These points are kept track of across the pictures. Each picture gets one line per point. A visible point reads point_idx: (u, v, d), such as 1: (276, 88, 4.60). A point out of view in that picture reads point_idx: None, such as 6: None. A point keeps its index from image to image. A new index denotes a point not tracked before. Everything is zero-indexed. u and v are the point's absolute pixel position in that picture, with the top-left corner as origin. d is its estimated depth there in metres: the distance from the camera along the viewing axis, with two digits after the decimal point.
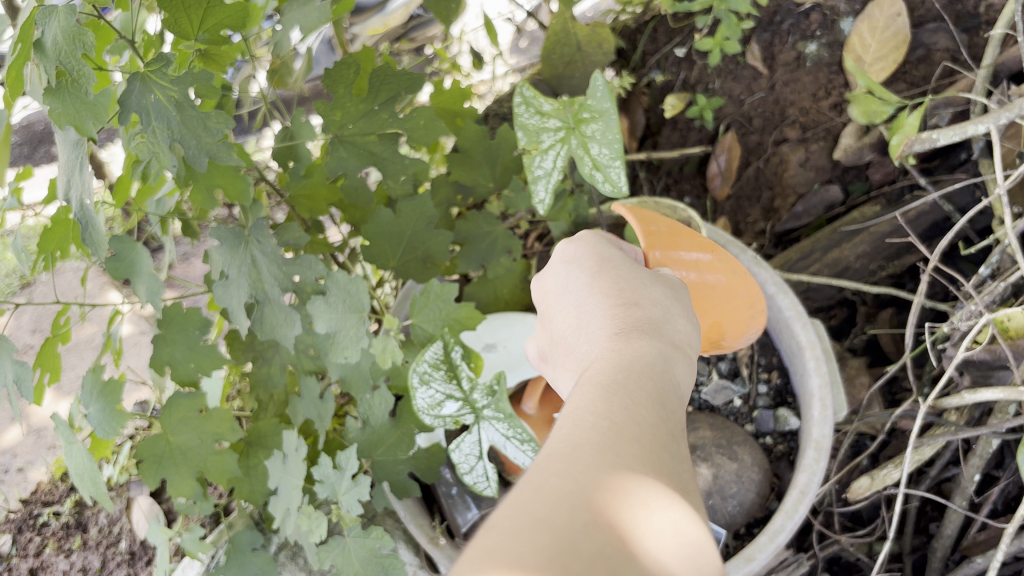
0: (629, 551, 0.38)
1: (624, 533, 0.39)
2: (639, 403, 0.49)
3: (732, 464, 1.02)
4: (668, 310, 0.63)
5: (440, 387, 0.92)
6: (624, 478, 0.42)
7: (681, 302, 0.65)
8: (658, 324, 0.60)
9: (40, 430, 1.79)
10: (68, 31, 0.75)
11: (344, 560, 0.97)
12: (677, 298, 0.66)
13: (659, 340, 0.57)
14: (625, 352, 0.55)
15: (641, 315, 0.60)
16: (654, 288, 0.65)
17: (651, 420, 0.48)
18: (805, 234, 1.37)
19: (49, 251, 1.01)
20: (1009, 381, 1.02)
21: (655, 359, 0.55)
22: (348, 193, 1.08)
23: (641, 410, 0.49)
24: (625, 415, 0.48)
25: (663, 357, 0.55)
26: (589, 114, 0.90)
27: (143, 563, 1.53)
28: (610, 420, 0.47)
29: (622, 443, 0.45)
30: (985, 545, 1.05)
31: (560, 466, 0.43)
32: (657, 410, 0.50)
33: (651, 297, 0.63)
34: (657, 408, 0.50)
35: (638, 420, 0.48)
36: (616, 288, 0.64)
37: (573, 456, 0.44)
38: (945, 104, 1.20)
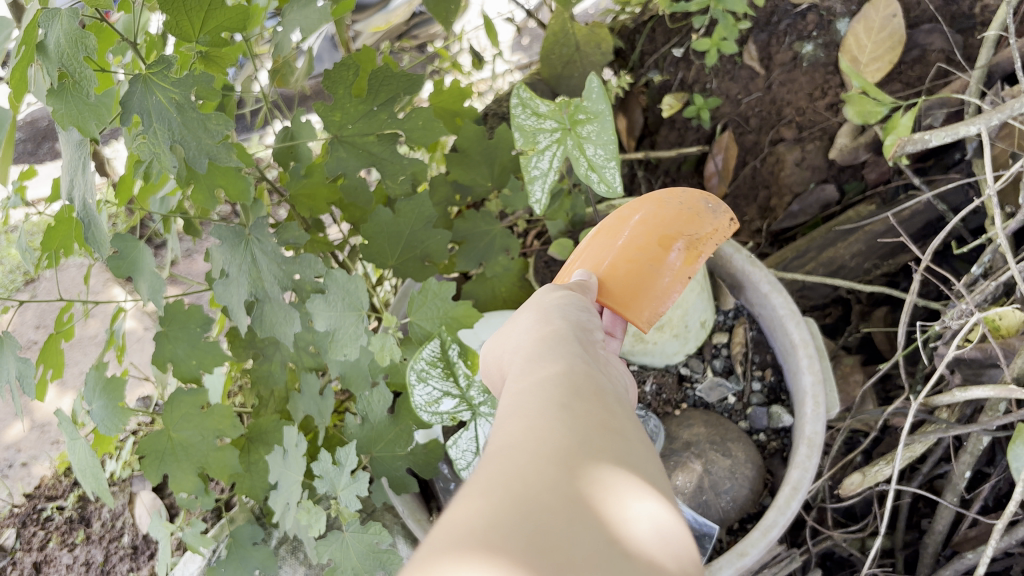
0: (606, 531, 0.35)
1: (600, 510, 0.36)
2: (549, 393, 0.47)
3: (726, 460, 1.04)
4: (572, 323, 0.61)
5: (438, 384, 0.94)
6: (586, 459, 0.40)
7: (577, 310, 0.64)
8: (562, 330, 0.58)
9: (43, 426, 1.81)
10: (71, 34, 0.76)
11: (343, 554, 0.98)
12: (573, 307, 0.64)
13: (564, 344, 0.55)
14: (533, 363, 0.53)
15: (543, 332, 0.58)
16: (550, 311, 0.63)
17: (566, 399, 0.46)
18: (800, 233, 1.40)
19: (52, 249, 1.02)
20: (999, 379, 1.03)
21: (563, 357, 0.53)
22: (348, 193, 1.09)
23: (552, 394, 0.46)
24: (538, 405, 0.45)
25: (567, 354, 0.53)
26: (584, 115, 0.91)
27: (145, 557, 1.54)
28: (521, 416, 0.44)
29: (540, 426, 0.42)
30: (977, 540, 1.08)
31: (519, 453, 0.40)
32: (572, 390, 0.47)
33: (548, 316, 0.61)
34: (567, 390, 0.47)
35: (553, 402, 0.45)
36: (520, 327, 0.62)
37: (530, 443, 0.41)
38: (940, 105, 1.22)
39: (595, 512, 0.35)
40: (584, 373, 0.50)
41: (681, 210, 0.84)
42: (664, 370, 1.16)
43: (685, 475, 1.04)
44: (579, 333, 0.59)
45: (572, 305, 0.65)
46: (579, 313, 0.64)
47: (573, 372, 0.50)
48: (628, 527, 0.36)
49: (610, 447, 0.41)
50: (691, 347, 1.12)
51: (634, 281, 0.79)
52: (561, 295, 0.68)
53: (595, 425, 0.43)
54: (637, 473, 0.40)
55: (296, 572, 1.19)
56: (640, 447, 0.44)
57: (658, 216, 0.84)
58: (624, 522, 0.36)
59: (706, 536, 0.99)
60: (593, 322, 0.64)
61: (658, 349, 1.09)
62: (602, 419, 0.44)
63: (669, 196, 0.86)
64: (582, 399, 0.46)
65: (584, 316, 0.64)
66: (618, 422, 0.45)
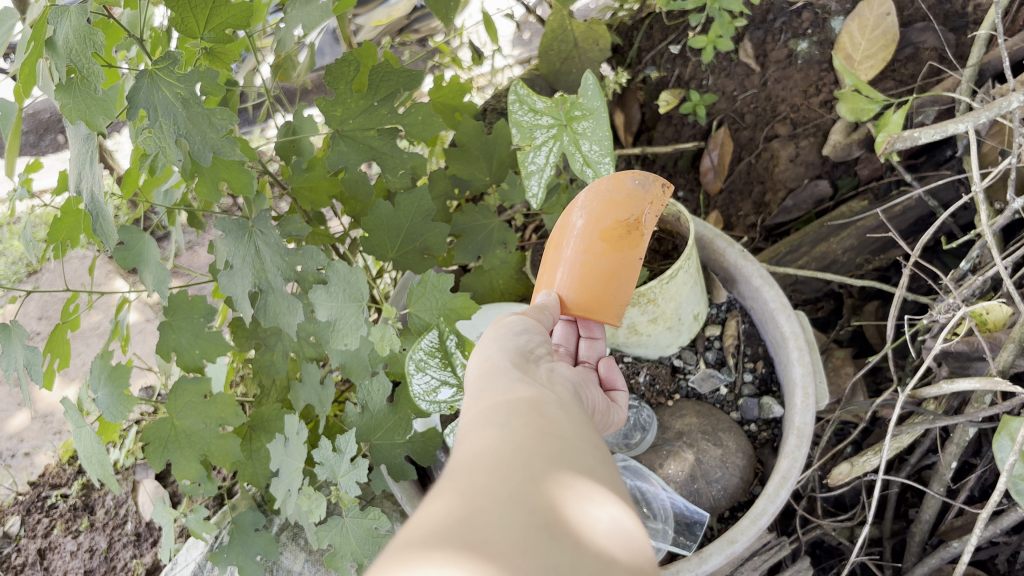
0: (568, 521, 0.38)
1: (559, 506, 0.38)
2: (487, 418, 0.50)
3: (717, 450, 1.07)
4: (510, 352, 0.65)
5: (435, 373, 0.96)
6: (545, 463, 0.42)
7: (514, 338, 0.68)
8: (501, 362, 0.62)
9: (47, 415, 1.84)
10: (80, 30, 0.78)
11: (342, 539, 1.01)
12: (508, 335, 0.68)
13: (501, 374, 0.59)
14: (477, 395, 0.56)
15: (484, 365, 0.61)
16: (492, 343, 0.66)
17: (504, 418, 0.49)
18: (794, 228, 1.43)
19: (60, 241, 1.04)
20: (985, 372, 1.05)
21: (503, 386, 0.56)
22: (349, 186, 1.12)
23: (491, 417, 0.49)
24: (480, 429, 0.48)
25: (504, 382, 0.57)
26: (580, 112, 0.93)
27: (149, 544, 1.56)
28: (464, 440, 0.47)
29: (481, 442, 0.45)
30: (962, 530, 1.10)
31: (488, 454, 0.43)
32: (509, 411, 0.50)
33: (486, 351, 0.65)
34: (503, 412, 0.50)
35: (493, 424, 0.48)
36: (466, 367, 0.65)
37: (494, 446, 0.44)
38: (931, 103, 1.24)
39: (551, 504, 0.38)
40: (519, 395, 0.54)
41: (611, 198, 0.83)
42: (658, 361, 1.18)
43: (676, 464, 1.06)
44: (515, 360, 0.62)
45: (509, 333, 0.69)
46: (518, 339, 0.68)
47: (509, 397, 0.53)
48: (588, 522, 0.38)
49: (546, 446, 0.44)
50: (684, 339, 1.15)
51: (589, 278, 0.81)
52: (507, 321, 0.71)
53: (532, 433, 0.46)
54: (575, 465, 0.43)
55: (296, 558, 1.22)
56: (577, 444, 0.47)
57: (594, 213, 0.82)
58: (574, 508, 0.39)
59: (696, 524, 1.02)
60: (531, 347, 0.68)
61: (652, 341, 1.11)
62: (539, 427, 0.47)
63: (594, 187, 0.84)
64: (518, 415, 0.49)
65: (522, 341, 0.68)
66: (554, 428, 0.48)
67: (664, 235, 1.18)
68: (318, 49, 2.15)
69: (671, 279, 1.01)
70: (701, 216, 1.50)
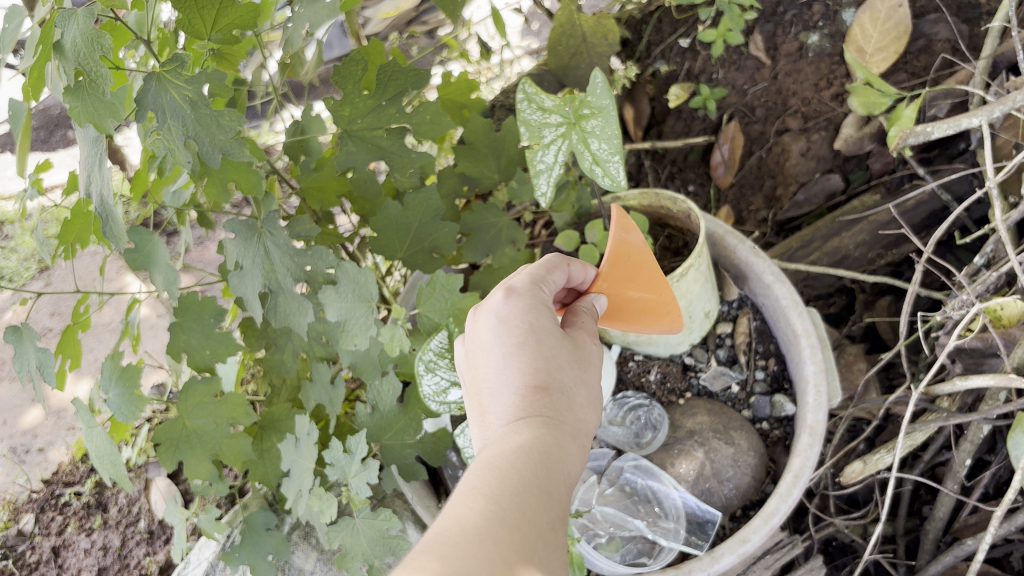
0: None
1: None
2: (504, 478, 0.59)
3: (729, 449, 1.06)
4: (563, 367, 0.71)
5: (445, 375, 0.97)
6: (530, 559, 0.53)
7: (582, 356, 0.73)
8: (548, 386, 0.69)
9: (60, 412, 1.85)
10: (87, 33, 0.78)
11: (354, 539, 1.01)
12: (579, 351, 0.73)
13: (534, 410, 0.67)
14: (507, 433, 0.66)
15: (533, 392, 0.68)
16: (557, 346, 0.72)
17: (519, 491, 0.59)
18: (806, 222, 1.42)
19: (70, 242, 1.04)
20: (1000, 368, 1.04)
21: (538, 436, 0.64)
22: (358, 186, 1.11)
23: (506, 480, 0.59)
24: (495, 492, 0.58)
25: (543, 436, 0.65)
26: (589, 110, 0.92)
27: (162, 542, 1.57)
28: (474, 493, 0.58)
29: (486, 521, 0.55)
30: (977, 528, 1.09)
31: (491, 533, 0.54)
32: (527, 483, 0.60)
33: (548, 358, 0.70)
34: (522, 482, 0.60)
35: (497, 488, 0.59)
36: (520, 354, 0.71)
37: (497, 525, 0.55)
38: (944, 95, 1.22)
39: None
40: (544, 462, 0.62)
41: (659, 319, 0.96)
42: (668, 359, 1.17)
43: (687, 463, 1.06)
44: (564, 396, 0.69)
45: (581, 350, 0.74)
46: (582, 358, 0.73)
47: (536, 458, 0.62)
48: None
49: (531, 548, 0.55)
50: (696, 336, 1.14)
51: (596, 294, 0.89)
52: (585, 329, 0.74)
53: (522, 528, 0.56)
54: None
55: (308, 557, 1.22)
56: (552, 552, 0.57)
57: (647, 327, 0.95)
58: None
59: (708, 523, 1.03)
60: (588, 370, 0.74)
61: (663, 340, 1.11)
62: (531, 523, 0.57)
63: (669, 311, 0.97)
64: (525, 495, 0.59)
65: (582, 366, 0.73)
66: (544, 526, 0.58)
67: (675, 233, 1.18)
68: (327, 43, 2.15)
69: (681, 278, 1.00)
70: (712, 211, 1.49)
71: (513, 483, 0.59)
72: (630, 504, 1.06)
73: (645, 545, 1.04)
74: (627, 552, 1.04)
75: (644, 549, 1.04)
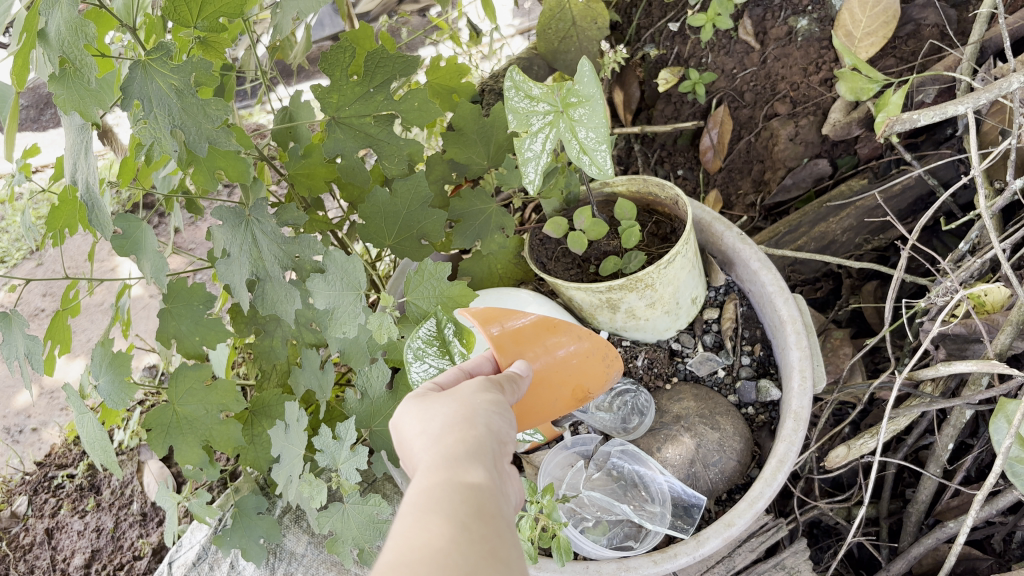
0: None
1: None
2: (452, 507, 0.52)
3: (714, 434, 1.08)
4: (487, 429, 0.65)
5: (434, 363, 0.92)
6: None
7: (502, 414, 0.68)
8: (479, 439, 0.62)
9: (52, 392, 1.90)
10: (71, 22, 0.78)
11: (344, 524, 1.02)
12: (497, 409, 0.68)
13: (471, 453, 0.60)
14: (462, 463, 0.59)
15: (471, 440, 0.62)
16: (491, 409, 0.67)
17: (471, 520, 0.51)
18: (794, 206, 1.43)
19: (57, 229, 1.04)
20: (983, 354, 1.05)
21: (488, 474, 0.58)
22: (346, 175, 1.09)
23: (453, 506, 0.52)
24: (449, 524, 0.50)
25: (483, 469, 0.58)
26: (576, 98, 0.92)
27: (154, 524, 1.58)
28: (423, 523, 0.50)
29: (444, 556, 0.47)
30: (958, 510, 1.11)
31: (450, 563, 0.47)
32: (479, 509, 0.53)
33: (471, 419, 0.65)
34: (472, 508, 0.52)
35: (450, 509, 0.52)
36: (433, 427, 0.65)
37: (456, 553, 0.48)
38: (932, 82, 1.23)
39: None
40: (493, 492, 0.55)
41: (602, 372, 1.02)
42: (656, 345, 1.18)
43: (674, 448, 1.07)
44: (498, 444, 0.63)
45: (482, 405, 0.68)
46: (500, 418, 0.67)
47: (484, 489, 0.55)
48: None
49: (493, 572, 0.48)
50: (682, 322, 1.16)
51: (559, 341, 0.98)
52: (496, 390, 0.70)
53: (486, 558, 0.49)
54: None
55: (299, 541, 1.23)
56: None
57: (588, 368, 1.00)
58: None
59: (694, 507, 1.05)
60: (511, 431, 0.68)
61: (650, 325, 1.13)
62: (494, 551, 0.49)
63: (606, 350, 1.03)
64: (480, 518, 0.52)
65: (504, 421, 0.67)
66: (505, 550, 0.50)
67: (663, 219, 1.17)
68: (318, 22, 2.15)
69: (668, 265, 1.02)
70: (701, 195, 1.50)
71: (469, 506, 0.52)
72: (617, 488, 1.08)
73: (631, 528, 1.05)
74: (614, 536, 1.06)
75: (630, 532, 1.06)
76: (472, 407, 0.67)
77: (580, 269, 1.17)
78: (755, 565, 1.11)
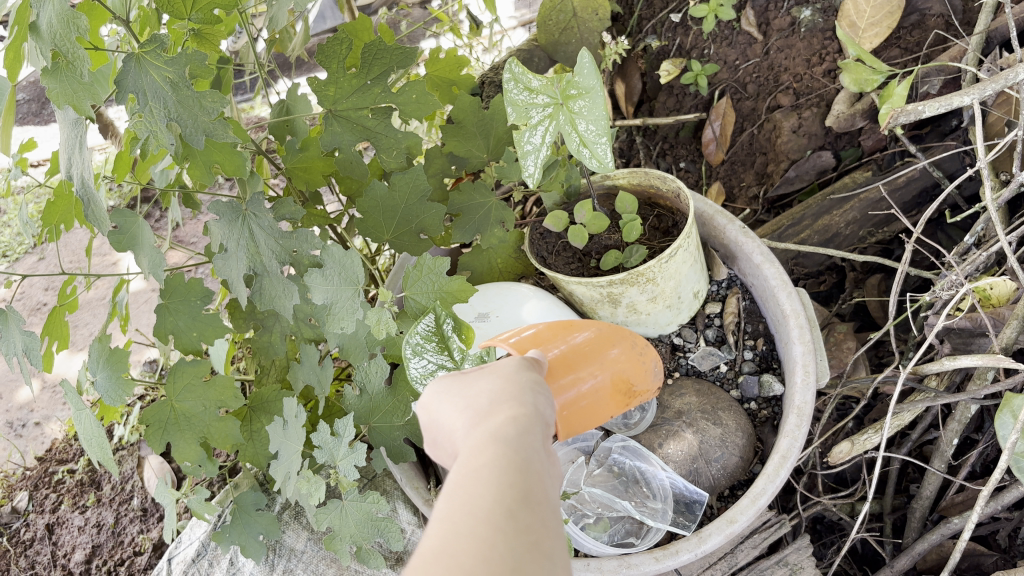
0: None
1: None
2: (480, 483, 0.47)
3: (716, 429, 1.07)
4: (517, 394, 0.58)
5: (432, 358, 0.88)
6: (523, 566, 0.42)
7: (545, 394, 0.61)
8: (514, 408, 0.56)
9: (54, 387, 1.90)
10: (63, 14, 0.76)
11: (342, 521, 1.01)
12: (539, 388, 0.62)
13: (506, 419, 0.54)
14: (487, 431, 0.53)
15: (505, 419, 0.54)
16: (521, 382, 0.61)
17: (507, 504, 0.45)
18: (797, 199, 1.41)
19: (54, 224, 1.03)
20: (988, 349, 1.04)
21: (513, 440, 0.51)
22: (343, 167, 1.08)
23: (480, 481, 0.47)
24: (487, 510, 0.44)
25: (521, 435, 0.52)
26: (576, 90, 0.91)
27: (155, 519, 1.57)
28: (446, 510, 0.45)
29: (481, 549, 0.42)
30: (963, 506, 1.10)
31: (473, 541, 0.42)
32: (520, 486, 0.47)
33: (517, 394, 0.59)
34: (508, 481, 0.47)
35: (473, 486, 0.46)
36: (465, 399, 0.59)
37: (481, 528, 0.43)
38: (937, 72, 1.21)
39: None
40: (529, 459, 0.50)
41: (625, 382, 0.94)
42: (657, 340, 1.17)
43: (676, 443, 1.06)
44: (536, 419, 0.57)
45: (522, 381, 0.62)
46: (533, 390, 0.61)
47: (517, 457, 0.49)
48: None
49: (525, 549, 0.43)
50: (684, 317, 1.15)
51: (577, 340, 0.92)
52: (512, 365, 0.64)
53: (531, 552, 0.43)
54: None
55: (299, 537, 1.22)
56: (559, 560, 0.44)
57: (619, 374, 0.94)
58: None
59: (695, 503, 1.04)
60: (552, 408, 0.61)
61: (651, 319, 1.11)
62: (541, 540, 0.44)
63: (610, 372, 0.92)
64: (514, 493, 0.46)
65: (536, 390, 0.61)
66: (541, 526, 0.45)
67: (665, 212, 1.16)
68: (319, 14, 2.15)
69: (670, 259, 1.00)
70: (703, 187, 1.48)
71: (488, 477, 0.47)
72: (618, 484, 1.05)
73: (632, 525, 1.04)
74: (615, 532, 1.04)
75: (632, 529, 1.04)
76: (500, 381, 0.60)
77: (581, 263, 1.15)
78: (758, 561, 1.10)
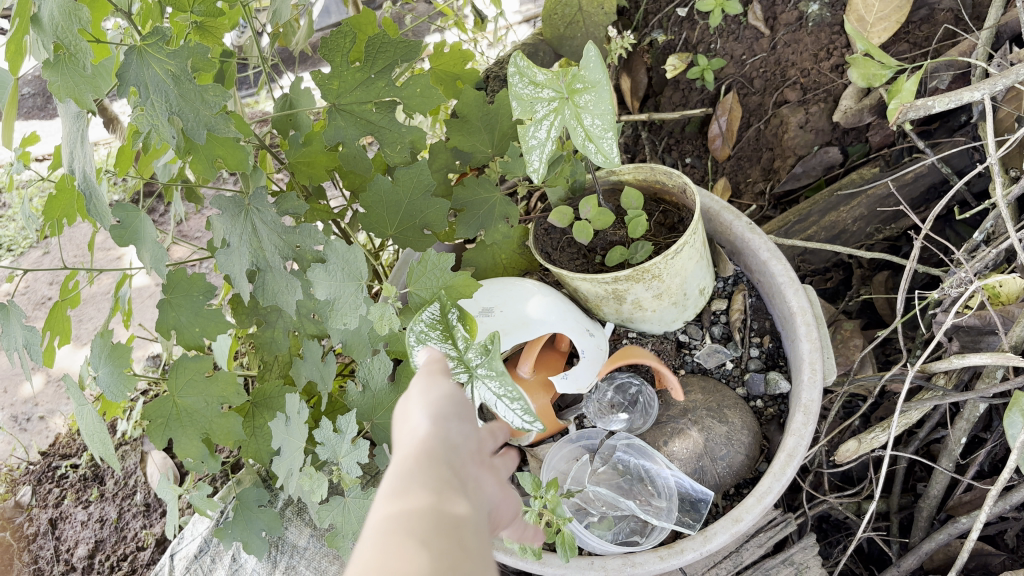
0: None
1: None
2: (408, 505, 0.45)
3: (722, 427, 1.06)
4: (447, 426, 0.56)
5: (438, 347, 0.88)
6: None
7: (471, 422, 0.59)
8: (440, 438, 0.54)
9: (58, 380, 1.90)
10: (64, 7, 0.76)
11: (345, 518, 1.00)
12: (465, 409, 0.60)
13: (437, 451, 0.52)
14: (412, 456, 0.51)
15: (431, 441, 0.53)
16: (450, 404, 0.59)
17: (440, 522, 0.44)
18: (804, 194, 1.40)
19: (56, 218, 1.03)
20: (998, 347, 1.03)
21: (440, 472, 0.49)
22: (347, 162, 1.07)
23: (409, 503, 0.45)
24: (415, 528, 0.42)
25: (445, 466, 0.50)
26: (582, 84, 0.90)
27: (158, 515, 1.56)
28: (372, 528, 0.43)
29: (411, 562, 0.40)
30: (971, 505, 1.09)
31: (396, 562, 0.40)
32: (450, 510, 0.45)
33: (444, 419, 0.56)
34: (435, 505, 0.45)
35: (399, 507, 0.44)
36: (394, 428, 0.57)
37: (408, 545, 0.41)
38: (946, 67, 1.20)
39: None
40: (455, 489, 0.48)
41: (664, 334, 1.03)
42: (663, 337, 1.17)
43: (681, 442, 1.05)
44: (449, 455, 0.52)
45: (454, 404, 0.60)
46: (459, 417, 0.58)
47: (444, 487, 0.47)
48: None
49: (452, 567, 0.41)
50: (690, 314, 1.14)
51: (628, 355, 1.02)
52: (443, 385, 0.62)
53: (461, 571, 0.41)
54: None
55: (301, 533, 1.22)
56: None
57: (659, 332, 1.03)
58: None
59: (701, 502, 1.03)
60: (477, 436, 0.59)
61: (657, 316, 1.11)
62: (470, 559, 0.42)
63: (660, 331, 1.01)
64: (446, 519, 0.44)
65: (460, 416, 0.59)
66: (470, 547, 0.43)
67: (670, 208, 1.15)
68: (324, 9, 2.14)
69: (676, 255, 1.00)
70: (709, 183, 1.47)
71: (414, 502, 0.45)
72: (622, 482, 1.06)
73: (637, 524, 1.04)
74: (620, 531, 1.04)
75: (636, 528, 1.04)
76: (429, 405, 0.58)
77: (586, 259, 1.14)
78: (763, 560, 1.09)
